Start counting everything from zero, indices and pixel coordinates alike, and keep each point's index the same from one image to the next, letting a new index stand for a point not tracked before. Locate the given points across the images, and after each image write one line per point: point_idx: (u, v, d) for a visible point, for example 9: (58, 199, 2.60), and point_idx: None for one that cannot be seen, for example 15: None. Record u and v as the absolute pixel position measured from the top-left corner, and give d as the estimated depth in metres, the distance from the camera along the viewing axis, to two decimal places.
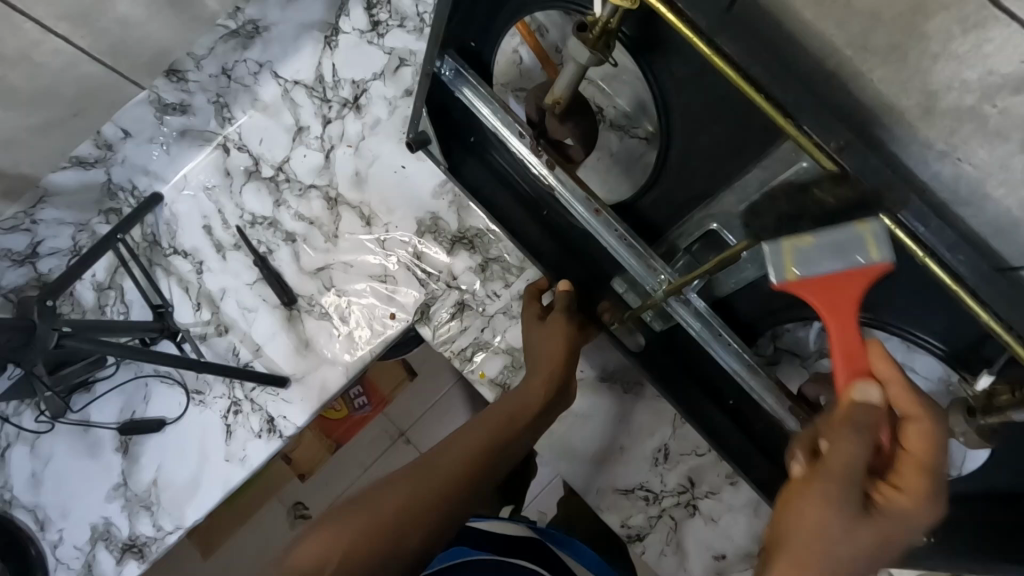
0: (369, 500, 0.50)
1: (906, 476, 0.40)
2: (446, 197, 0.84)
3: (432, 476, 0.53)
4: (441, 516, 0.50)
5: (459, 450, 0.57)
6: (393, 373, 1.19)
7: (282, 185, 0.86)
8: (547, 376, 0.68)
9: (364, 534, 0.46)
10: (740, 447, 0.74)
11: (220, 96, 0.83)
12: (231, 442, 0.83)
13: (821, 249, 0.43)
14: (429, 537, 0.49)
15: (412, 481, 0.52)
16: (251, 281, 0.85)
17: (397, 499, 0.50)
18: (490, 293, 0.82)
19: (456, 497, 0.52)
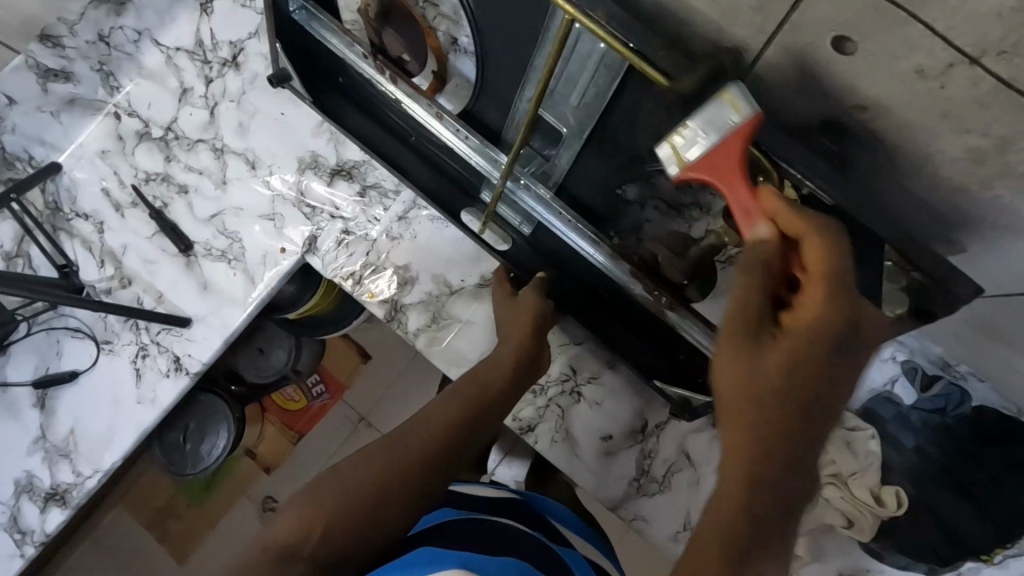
0: (351, 472, 0.64)
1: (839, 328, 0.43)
2: (324, 135, 0.90)
3: (399, 456, 0.66)
4: (405, 494, 0.64)
5: (428, 431, 0.69)
6: (350, 363, 1.57)
7: (171, 142, 0.92)
8: (518, 347, 0.77)
9: (344, 506, 0.61)
10: (606, 325, 0.80)
11: (104, 63, 0.89)
12: (141, 384, 0.88)
13: (706, 127, 0.45)
14: (394, 507, 0.63)
15: (383, 462, 0.65)
16: (150, 234, 0.91)
17: (372, 475, 0.64)
18: (371, 218, 0.88)
19: (418, 468, 0.66)
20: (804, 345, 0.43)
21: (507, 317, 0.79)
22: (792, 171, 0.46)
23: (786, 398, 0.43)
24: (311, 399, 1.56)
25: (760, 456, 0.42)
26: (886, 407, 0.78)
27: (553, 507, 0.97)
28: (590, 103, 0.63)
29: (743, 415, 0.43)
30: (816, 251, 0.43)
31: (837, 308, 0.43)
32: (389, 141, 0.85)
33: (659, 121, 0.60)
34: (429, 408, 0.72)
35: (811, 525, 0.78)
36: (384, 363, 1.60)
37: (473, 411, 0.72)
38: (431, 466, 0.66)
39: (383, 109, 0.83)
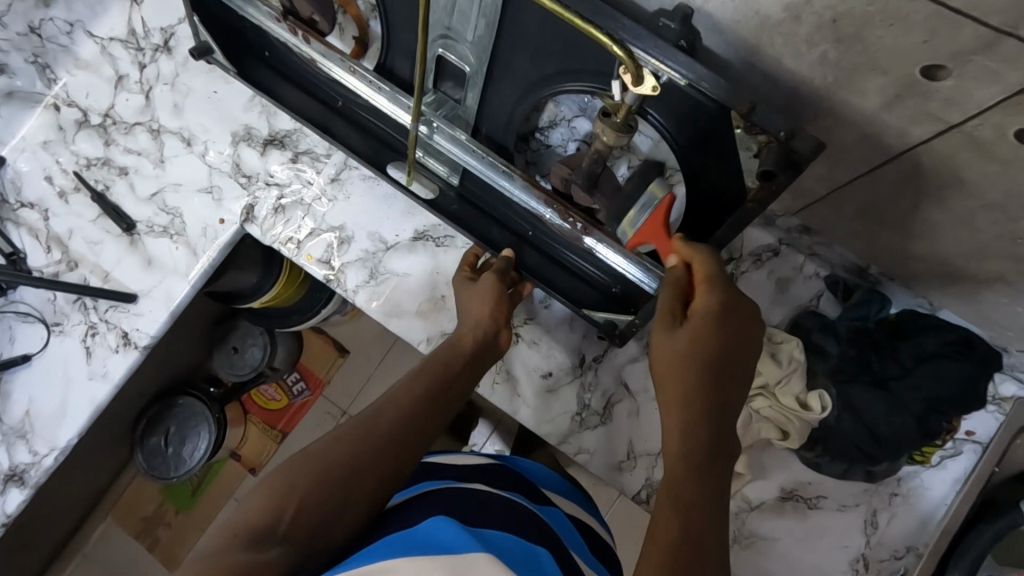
0: (321, 455, 0.61)
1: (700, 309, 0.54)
2: (255, 109, 0.93)
3: (369, 433, 0.64)
4: (380, 469, 0.62)
5: (396, 407, 0.67)
6: (327, 356, 1.58)
7: (109, 127, 0.95)
8: (475, 325, 0.78)
9: (317, 483, 0.59)
10: (534, 263, 0.82)
11: (38, 56, 0.93)
12: (92, 361, 0.90)
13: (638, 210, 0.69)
14: (369, 481, 0.61)
15: (356, 437, 0.63)
16: (93, 217, 0.93)
17: (343, 450, 0.62)
18: (305, 183, 0.91)
19: (387, 452, 0.63)
20: (711, 349, 0.53)
21: (466, 297, 0.81)
22: (646, 59, 0.48)
23: (695, 368, 0.53)
24: (292, 396, 1.57)
25: (690, 460, 0.50)
26: (812, 319, 0.80)
27: (534, 468, 0.89)
28: (482, 36, 0.66)
29: (676, 383, 0.53)
30: (703, 264, 0.56)
31: (721, 301, 0.54)
32: (314, 106, 0.88)
33: (545, 40, 0.62)
34: (398, 387, 0.71)
35: (748, 441, 0.78)
36: (363, 356, 1.60)
37: (440, 389, 0.71)
38: (404, 439, 0.65)
39: (304, 72, 0.86)
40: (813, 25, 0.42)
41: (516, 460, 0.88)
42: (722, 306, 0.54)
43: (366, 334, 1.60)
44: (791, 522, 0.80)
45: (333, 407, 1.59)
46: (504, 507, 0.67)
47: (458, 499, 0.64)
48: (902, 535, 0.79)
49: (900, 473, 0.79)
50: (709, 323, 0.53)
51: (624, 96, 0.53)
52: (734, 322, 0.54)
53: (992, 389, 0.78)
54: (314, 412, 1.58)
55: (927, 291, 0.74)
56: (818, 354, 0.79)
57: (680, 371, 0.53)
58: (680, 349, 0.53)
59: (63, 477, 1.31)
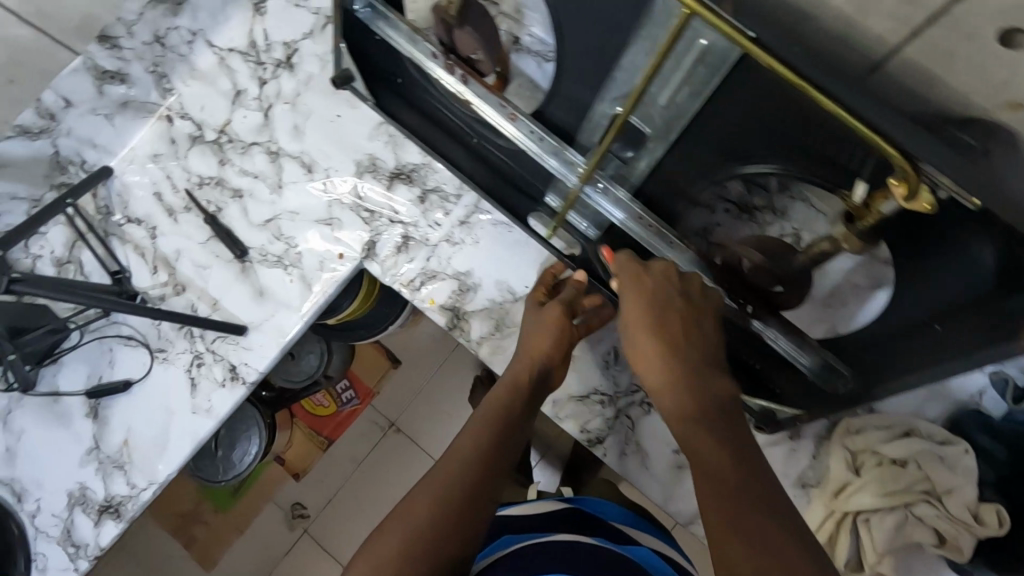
0: (399, 522, 0.58)
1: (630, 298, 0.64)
2: (382, 137, 0.88)
3: (443, 489, 0.59)
4: (460, 526, 0.58)
5: (462, 456, 0.63)
6: (377, 363, 1.48)
7: (225, 145, 0.90)
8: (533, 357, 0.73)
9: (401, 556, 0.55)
10: None
11: (158, 65, 0.87)
12: (196, 394, 0.85)
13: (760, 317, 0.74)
14: (451, 545, 0.57)
15: (432, 497, 0.59)
16: (204, 240, 0.89)
17: (421, 511, 0.58)
18: (432, 223, 0.86)
19: (463, 504, 0.59)
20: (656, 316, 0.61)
21: (528, 325, 0.77)
22: (931, 173, 0.44)
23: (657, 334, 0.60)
24: (339, 403, 1.43)
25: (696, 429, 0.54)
26: (975, 417, 0.76)
27: (611, 506, 0.84)
28: (681, 103, 0.60)
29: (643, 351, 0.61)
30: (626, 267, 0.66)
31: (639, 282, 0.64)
32: (450, 144, 0.83)
33: (759, 118, 0.56)
34: (460, 434, 0.66)
35: (899, 544, 0.73)
36: (415, 369, 1.54)
37: (501, 428, 0.67)
38: (480, 490, 0.60)
39: (440, 112, 0.81)
40: None
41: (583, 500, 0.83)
42: (645, 299, 0.62)
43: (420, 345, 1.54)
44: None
45: (379, 416, 1.54)
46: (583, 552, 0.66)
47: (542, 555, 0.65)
48: None
49: None
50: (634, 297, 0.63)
51: (883, 205, 0.49)
52: (660, 298, 0.62)
53: None
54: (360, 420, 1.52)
55: None
56: (979, 454, 0.75)
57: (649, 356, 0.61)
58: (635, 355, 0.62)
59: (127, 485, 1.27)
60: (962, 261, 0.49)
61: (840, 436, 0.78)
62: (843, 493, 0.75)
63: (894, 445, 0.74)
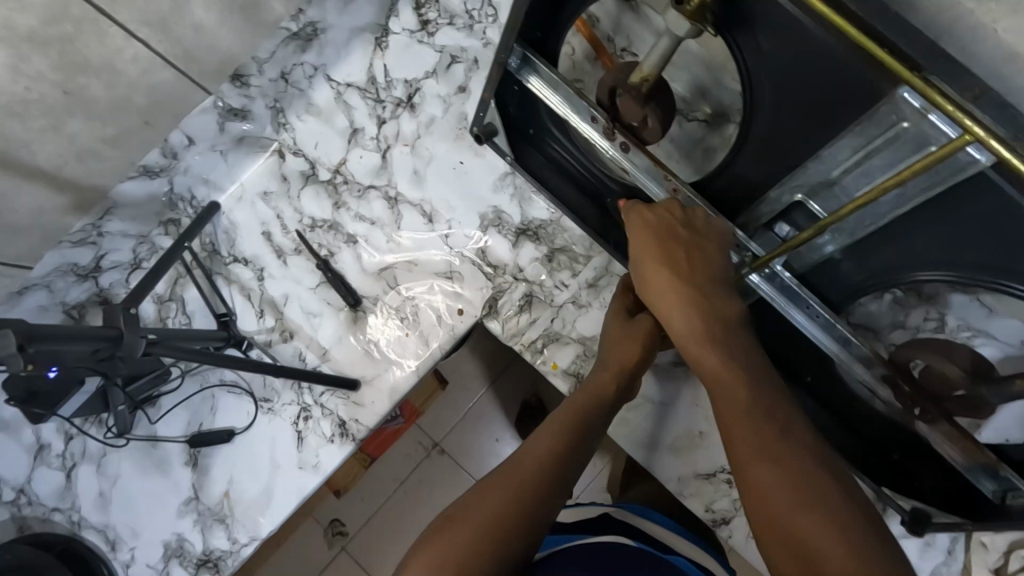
0: (471, 506, 0.54)
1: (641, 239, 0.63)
2: (507, 189, 0.84)
3: (516, 492, 0.55)
4: (525, 539, 0.53)
5: (539, 463, 0.58)
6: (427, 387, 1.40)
7: (340, 187, 0.86)
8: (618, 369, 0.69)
9: (481, 538, 0.51)
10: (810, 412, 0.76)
11: (278, 101, 0.82)
12: (303, 449, 0.82)
13: None
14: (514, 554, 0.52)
15: (501, 501, 0.54)
16: (314, 285, 0.85)
17: (487, 514, 0.53)
18: (558, 284, 0.82)
19: (539, 496, 0.55)
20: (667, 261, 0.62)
21: (617, 339, 0.71)
22: None
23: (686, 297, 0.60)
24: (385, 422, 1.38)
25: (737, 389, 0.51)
26: None
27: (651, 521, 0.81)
28: (884, 203, 0.55)
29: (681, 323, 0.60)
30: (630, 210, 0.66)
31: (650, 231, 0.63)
32: (586, 205, 0.78)
33: (989, 239, 0.51)
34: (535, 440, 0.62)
35: None
36: (465, 391, 1.44)
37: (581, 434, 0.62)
38: (553, 486, 0.57)
39: (574, 167, 0.76)
40: None
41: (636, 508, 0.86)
42: (654, 234, 0.63)
43: (473, 368, 1.45)
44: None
45: (424, 437, 1.44)
46: (624, 550, 0.72)
47: (584, 558, 0.69)
48: None
49: None
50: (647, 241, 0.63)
51: None
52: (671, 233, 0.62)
53: None
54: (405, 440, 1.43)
55: None
56: None
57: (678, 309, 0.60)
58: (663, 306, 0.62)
59: None
60: None
61: (978, 534, 0.76)
62: None
63: None
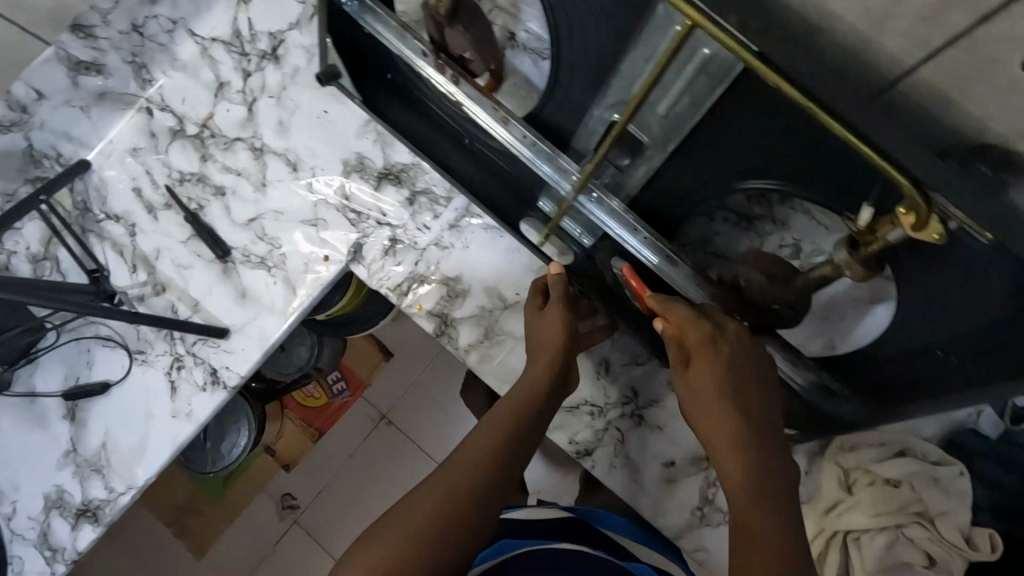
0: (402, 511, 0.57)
1: (689, 340, 0.56)
2: (370, 135, 0.84)
3: (454, 485, 0.58)
4: (452, 538, 0.56)
5: (473, 457, 0.61)
6: (368, 358, 1.43)
7: (207, 141, 0.86)
8: (550, 361, 0.69)
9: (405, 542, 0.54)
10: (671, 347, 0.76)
11: (136, 56, 0.84)
12: (176, 398, 0.83)
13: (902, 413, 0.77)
14: (449, 549, 0.55)
15: (431, 500, 0.57)
16: (184, 238, 0.86)
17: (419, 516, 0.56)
18: (421, 226, 0.83)
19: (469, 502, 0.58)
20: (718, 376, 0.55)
21: (532, 330, 0.73)
22: (940, 203, 0.41)
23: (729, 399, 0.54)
24: (331, 395, 1.41)
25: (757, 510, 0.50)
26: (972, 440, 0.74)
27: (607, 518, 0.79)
28: (681, 112, 0.55)
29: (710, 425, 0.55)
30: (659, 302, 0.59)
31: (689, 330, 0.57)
32: (446, 145, 0.79)
33: (770, 137, 0.52)
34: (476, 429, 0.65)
35: (888, 563, 0.72)
36: (409, 361, 1.47)
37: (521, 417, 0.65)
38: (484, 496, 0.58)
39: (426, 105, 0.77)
40: None
41: (591, 513, 0.78)
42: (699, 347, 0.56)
43: (415, 339, 1.46)
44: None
45: (371, 409, 1.46)
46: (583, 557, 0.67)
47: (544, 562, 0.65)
48: None
49: None
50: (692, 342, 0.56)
51: (888, 231, 0.46)
52: (708, 343, 0.56)
53: None
54: (353, 414, 1.45)
55: None
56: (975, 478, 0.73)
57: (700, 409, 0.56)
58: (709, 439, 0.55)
59: None
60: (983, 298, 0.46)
61: (833, 452, 0.76)
62: (834, 511, 0.74)
63: (888, 464, 0.72)
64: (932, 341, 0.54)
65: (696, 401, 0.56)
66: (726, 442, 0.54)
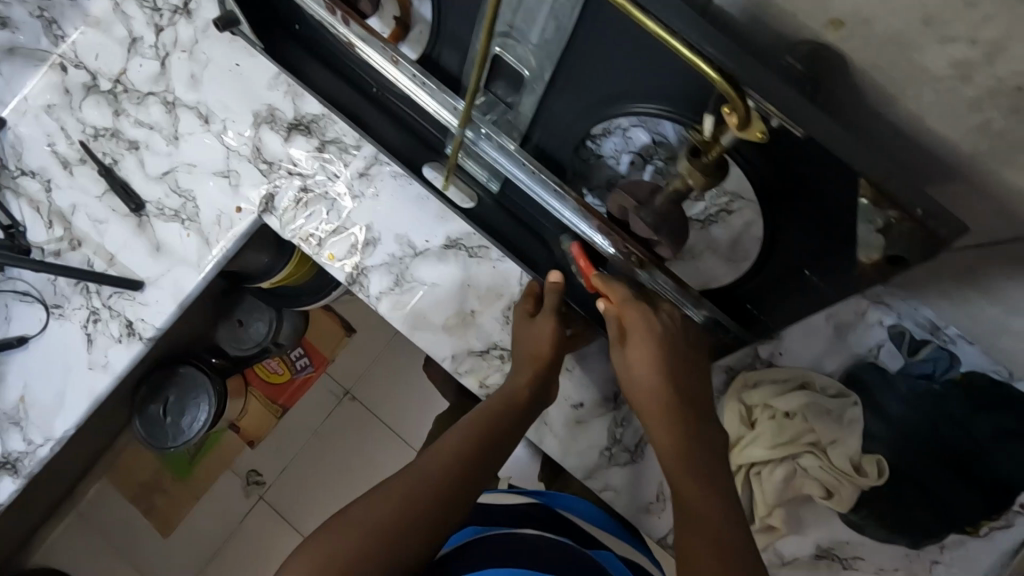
0: (367, 507, 0.59)
1: (637, 331, 0.64)
2: (281, 88, 0.85)
3: (422, 485, 0.61)
4: (417, 539, 0.59)
5: (444, 460, 0.64)
6: (332, 334, 1.42)
7: (120, 95, 0.87)
8: (531, 374, 0.73)
9: (370, 540, 0.57)
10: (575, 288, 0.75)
11: (44, 10, 0.84)
12: (93, 350, 0.84)
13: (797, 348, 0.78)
14: (414, 547, 0.58)
15: (400, 501, 0.60)
16: (100, 193, 0.86)
17: (384, 515, 0.58)
18: (331, 175, 0.83)
19: (438, 505, 0.61)
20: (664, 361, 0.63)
21: (522, 337, 0.75)
22: (757, 98, 0.42)
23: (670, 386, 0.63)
24: (294, 371, 1.41)
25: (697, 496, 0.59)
26: (872, 373, 0.75)
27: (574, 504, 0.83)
28: (546, 38, 0.56)
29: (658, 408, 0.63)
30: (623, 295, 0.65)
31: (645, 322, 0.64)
32: (346, 90, 0.79)
33: (625, 56, 0.52)
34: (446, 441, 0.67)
35: (788, 495, 0.73)
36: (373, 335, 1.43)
37: (489, 438, 0.68)
38: (454, 502, 0.62)
39: (325, 45, 0.77)
40: (985, 87, 0.40)
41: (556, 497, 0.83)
42: (650, 340, 0.64)
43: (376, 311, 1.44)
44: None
45: (336, 384, 1.43)
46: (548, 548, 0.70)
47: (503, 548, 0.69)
48: None
49: (945, 540, 0.74)
50: (642, 332, 0.64)
51: (722, 134, 0.47)
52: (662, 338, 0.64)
53: None
54: (317, 390, 1.43)
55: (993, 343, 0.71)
56: (874, 410, 0.74)
57: (646, 389, 0.64)
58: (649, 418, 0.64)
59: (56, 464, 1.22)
60: (816, 200, 0.47)
61: (736, 388, 0.75)
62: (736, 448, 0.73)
63: (784, 398, 0.72)
64: (795, 254, 0.55)
65: (640, 385, 0.65)
66: (667, 424, 0.62)
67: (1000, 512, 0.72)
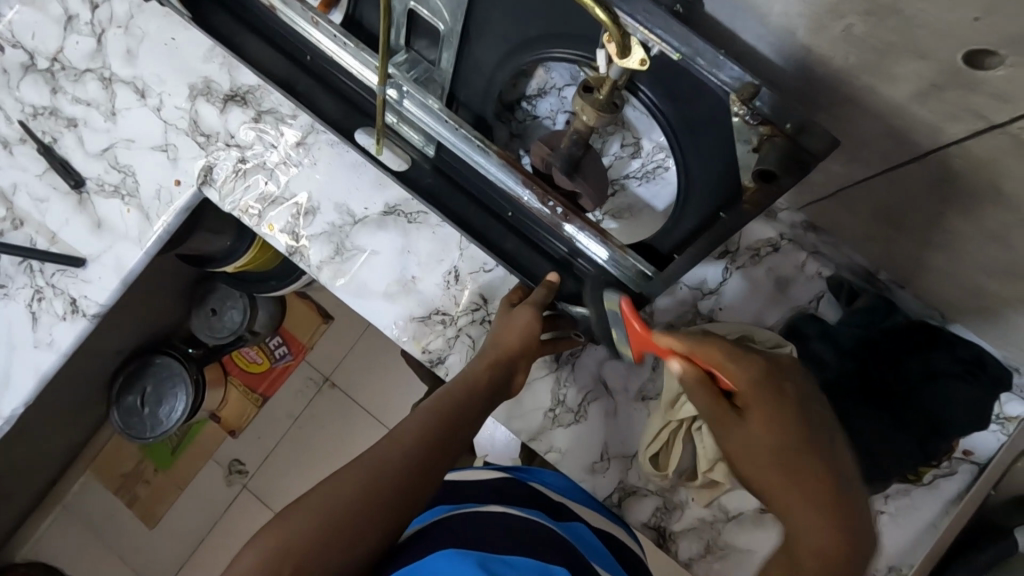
0: (323, 493, 0.51)
1: (746, 393, 0.49)
2: (216, 60, 0.84)
3: (382, 468, 0.53)
4: (375, 533, 0.51)
5: (405, 443, 0.55)
6: (308, 321, 1.39)
7: (57, 73, 0.87)
8: (499, 356, 0.65)
9: (325, 531, 0.49)
10: (509, 247, 0.73)
11: None
12: (38, 328, 0.84)
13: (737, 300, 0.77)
14: (372, 540, 0.51)
15: (358, 486, 0.52)
16: (41, 172, 0.86)
17: (341, 503, 0.51)
18: (269, 145, 0.83)
19: (400, 493, 0.53)
20: (785, 428, 0.47)
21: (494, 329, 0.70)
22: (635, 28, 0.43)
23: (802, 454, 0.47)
24: (273, 360, 1.39)
25: None
26: (811, 324, 0.74)
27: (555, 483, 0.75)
28: None
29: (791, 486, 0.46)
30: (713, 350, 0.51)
31: (747, 372, 0.50)
32: (263, 49, 0.76)
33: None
34: (405, 422, 0.58)
35: None
36: (349, 321, 1.42)
37: (455, 419, 0.59)
38: (415, 490, 0.53)
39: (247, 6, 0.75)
40: None
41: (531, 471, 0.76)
42: (767, 397, 0.49)
43: None
44: (659, 526, 0.79)
45: (314, 371, 1.42)
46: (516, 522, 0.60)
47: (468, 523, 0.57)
48: (884, 554, 0.74)
49: (887, 489, 0.74)
50: (749, 393, 0.49)
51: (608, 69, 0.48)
52: (775, 393, 0.49)
53: (998, 408, 0.73)
54: (296, 379, 1.41)
55: (927, 287, 0.71)
56: (812, 360, 0.73)
57: (773, 461, 0.47)
58: (775, 503, 0.47)
59: (29, 455, 1.21)
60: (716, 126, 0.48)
61: None
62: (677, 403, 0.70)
63: None
64: (709, 192, 0.54)
65: (751, 462, 0.48)
66: (804, 503, 0.45)
67: (941, 458, 0.72)
